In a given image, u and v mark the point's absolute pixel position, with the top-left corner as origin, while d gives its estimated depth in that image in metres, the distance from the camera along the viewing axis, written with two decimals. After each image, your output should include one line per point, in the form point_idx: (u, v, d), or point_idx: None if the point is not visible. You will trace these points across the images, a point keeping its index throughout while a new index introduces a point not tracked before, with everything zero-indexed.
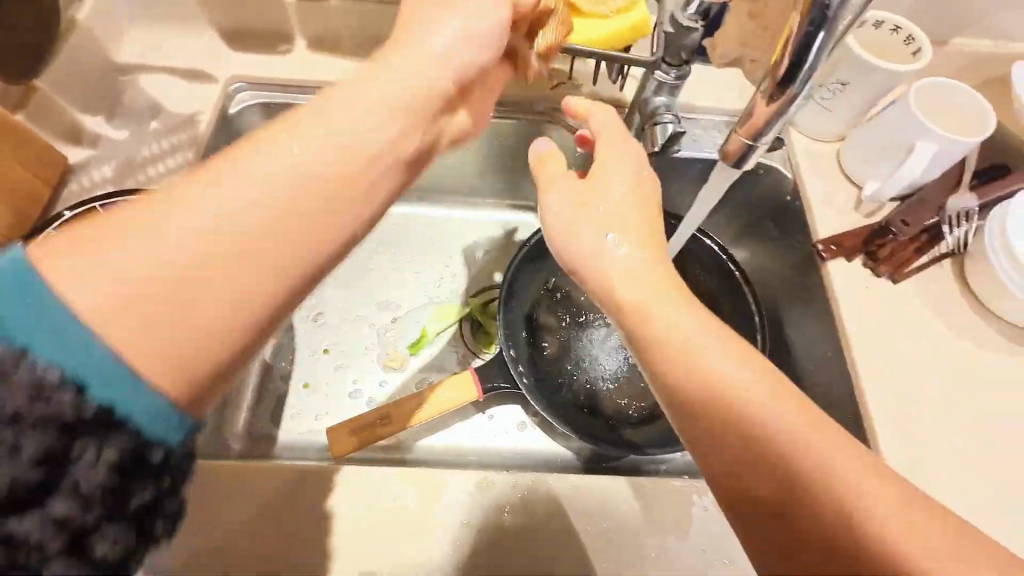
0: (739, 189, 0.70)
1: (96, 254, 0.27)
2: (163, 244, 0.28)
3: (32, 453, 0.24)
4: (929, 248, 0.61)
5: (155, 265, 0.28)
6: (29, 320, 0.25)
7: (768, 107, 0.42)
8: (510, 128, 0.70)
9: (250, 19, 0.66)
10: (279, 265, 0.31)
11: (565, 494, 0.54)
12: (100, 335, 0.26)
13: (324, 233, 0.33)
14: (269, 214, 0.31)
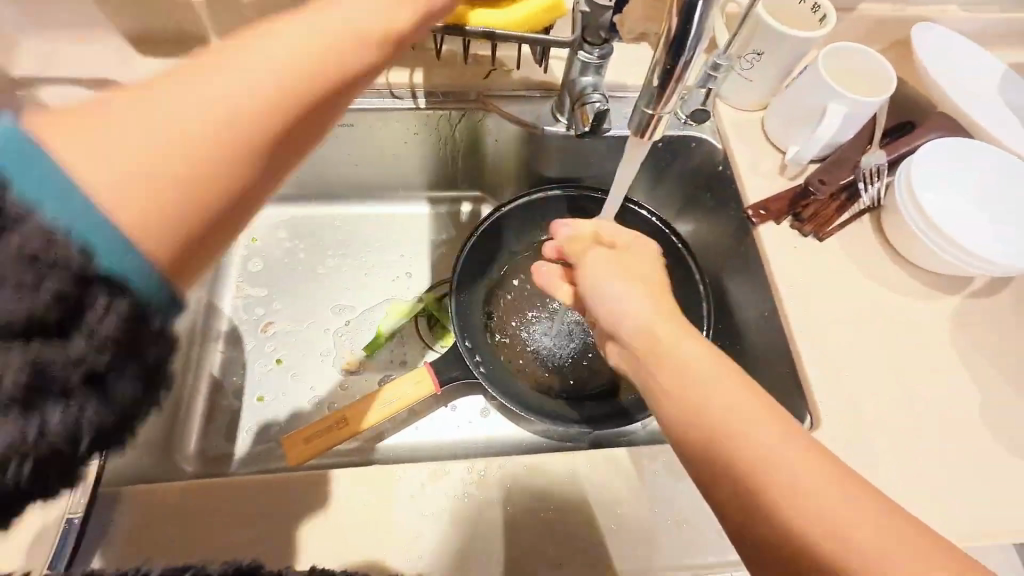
0: (675, 163, 0.69)
1: (94, 124, 0.24)
2: (136, 129, 0.24)
3: (18, 377, 0.22)
4: (849, 206, 0.59)
5: (143, 147, 0.24)
6: (29, 165, 0.22)
7: (660, 77, 0.36)
8: (443, 118, 0.67)
9: (157, 24, 0.64)
10: (214, 175, 0.25)
11: (521, 473, 0.49)
12: (119, 215, 0.23)
13: (221, 164, 0.26)
14: (200, 128, 0.25)
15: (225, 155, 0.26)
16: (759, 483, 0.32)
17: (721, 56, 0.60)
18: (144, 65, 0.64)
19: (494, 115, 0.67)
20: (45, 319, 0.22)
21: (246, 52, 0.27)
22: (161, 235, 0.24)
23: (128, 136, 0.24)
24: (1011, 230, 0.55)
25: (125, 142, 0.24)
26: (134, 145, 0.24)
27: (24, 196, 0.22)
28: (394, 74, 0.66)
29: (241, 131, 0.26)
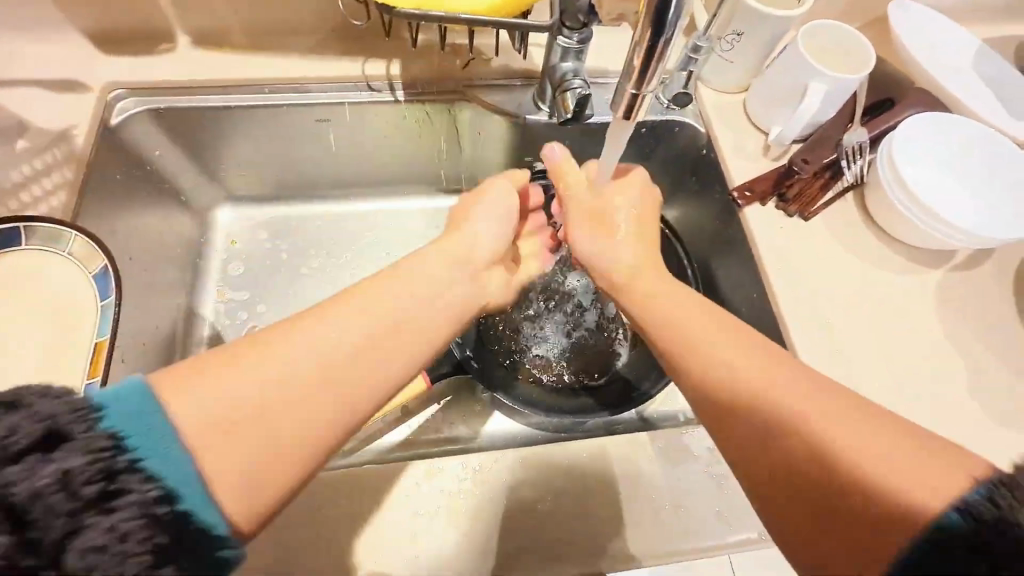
0: (659, 149, 0.69)
1: (220, 374, 0.32)
2: (264, 384, 0.33)
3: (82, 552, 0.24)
4: (833, 184, 0.59)
5: (262, 405, 0.32)
6: (151, 441, 0.28)
7: (642, 54, 0.34)
8: (423, 110, 0.65)
9: (120, 22, 0.61)
10: (316, 431, 0.34)
11: (515, 467, 0.49)
12: (211, 480, 0.30)
13: (330, 412, 0.34)
14: (307, 390, 0.34)
15: (283, 463, 0.32)
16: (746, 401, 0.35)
17: (702, 37, 0.58)
18: (107, 63, 0.61)
19: (475, 105, 0.65)
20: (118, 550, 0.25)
21: (332, 324, 0.36)
22: (239, 508, 0.31)
23: (263, 380, 0.33)
24: (992, 202, 0.55)
25: (229, 427, 0.31)
26: (221, 401, 0.31)
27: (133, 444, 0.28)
28: (370, 66, 0.64)
29: (291, 405, 0.33)
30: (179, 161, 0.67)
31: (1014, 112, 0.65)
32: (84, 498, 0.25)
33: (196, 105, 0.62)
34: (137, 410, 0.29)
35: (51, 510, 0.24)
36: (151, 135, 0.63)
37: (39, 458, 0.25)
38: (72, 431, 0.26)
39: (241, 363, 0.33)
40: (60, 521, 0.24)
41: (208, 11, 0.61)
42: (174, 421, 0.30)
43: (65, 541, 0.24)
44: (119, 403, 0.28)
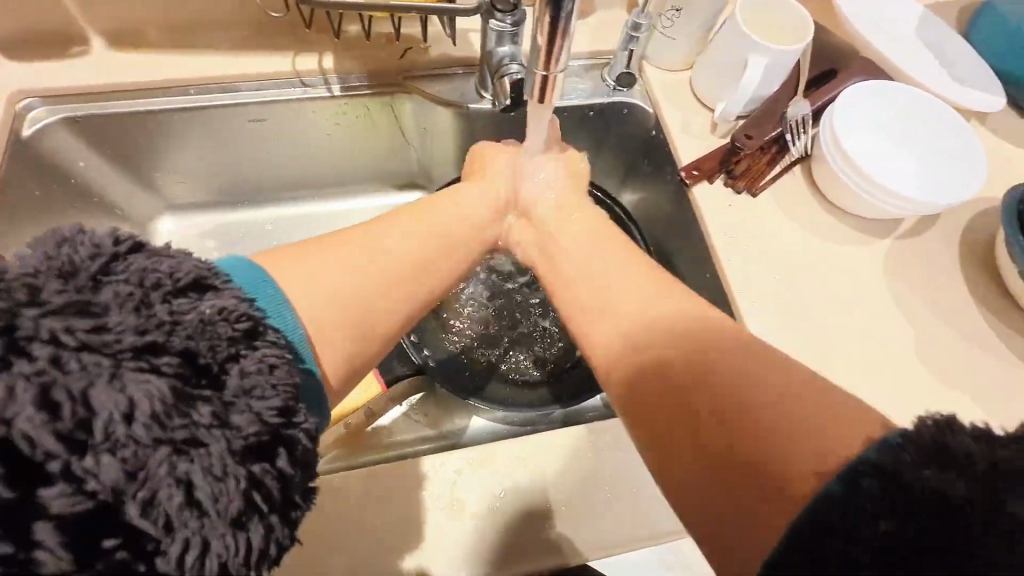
0: (609, 131, 0.67)
1: (299, 260, 0.39)
2: (326, 272, 0.39)
3: (247, 369, 0.30)
4: (779, 158, 0.59)
5: (331, 288, 0.39)
6: (268, 301, 0.35)
7: (543, 33, 0.32)
8: (362, 103, 0.63)
9: (24, 24, 0.57)
10: (363, 321, 0.40)
11: (467, 466, 0.45)
12: (313, 344, 0.37)
13: (370, 310, 0.40)
14: (359, 286, 0.40)
15: (355, 328, 0.39)
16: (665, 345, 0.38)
17: (641, 15, 0.58)
18: (15, 71, 0.57)
19: (415, 96, 0.63)
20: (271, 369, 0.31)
21: (380, 241, 0.44)
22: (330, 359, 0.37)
23: (331, 269, 0.40)
24: (934, 166, 0.56)
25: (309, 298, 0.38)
26: (308, 273, 0.39)
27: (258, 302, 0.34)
28: (301, 60, 0.61)
29: (362, 295, 0.40)
30: (111, 174, 0.64)
31: (954, 76, 0.65)
32: (237, 330, 0.30)
33: (122, 112, 0.59)
34: (253, 281, 0.35)
35: (215, 334, 0.30)
36: (73, 145, 0.59)
37: (196, 295, 0.30)
38: (213, 282, 0.31)
39: (313, 256, 0.40)
40: (222, 345, 0.30)
41: (121, 9, 0.58)
42: (281, 290, 0.36)
43: (227, 363, 0.30)
44: (234, 271, 0.35)
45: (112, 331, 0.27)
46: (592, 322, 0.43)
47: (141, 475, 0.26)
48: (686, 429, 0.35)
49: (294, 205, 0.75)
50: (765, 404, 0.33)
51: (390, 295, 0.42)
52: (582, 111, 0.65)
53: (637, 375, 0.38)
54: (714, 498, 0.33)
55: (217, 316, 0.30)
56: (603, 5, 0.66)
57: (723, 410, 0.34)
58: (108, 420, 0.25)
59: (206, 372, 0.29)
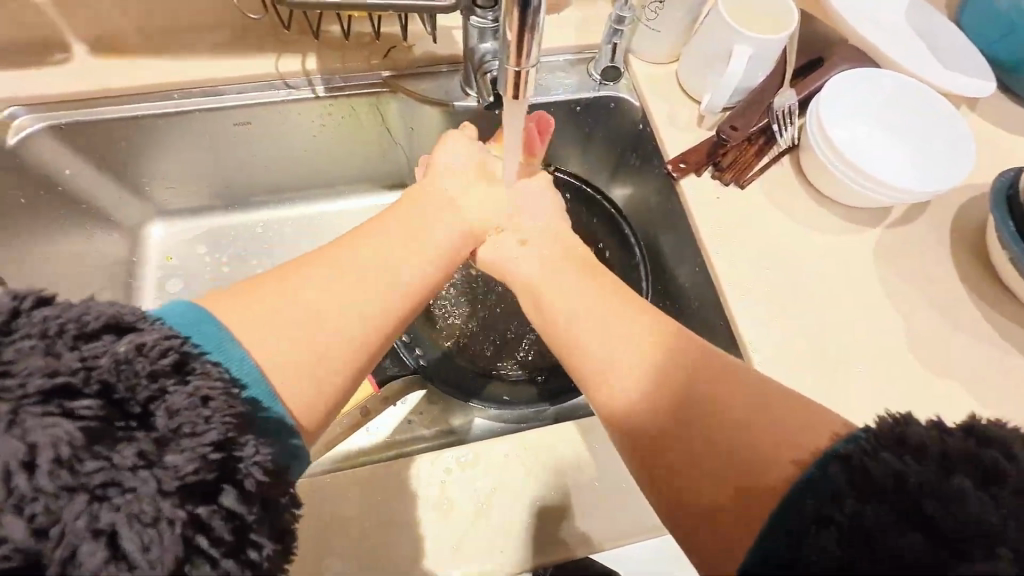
0: (597, 126, 0.67)
1: (297, 282, 0.40)
2: (326, 291, 0.40)
3: (178, 407, 0.29)
4: (767, 149, 0.58)
5: (331, 308, 0.40)
6: (208, 336, 0.34)
7: (512, 28, 0.32)
8: (349, 104, 0.63)
9: (6, 33, 0.57)
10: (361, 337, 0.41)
11: (456, 467, 0.45)
12: (266, 373, 0.36)
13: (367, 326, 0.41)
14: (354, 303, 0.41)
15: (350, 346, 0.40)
16: (655, 372, 0.38)
17: (623, 8, 0.57)
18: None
19: (400, 95, 0.63)
20: (205, 404, 0.30)
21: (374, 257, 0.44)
22: (293, 386, 0.37)
23: (328, 289, 0.41)
24: (923, 153, 0.55)
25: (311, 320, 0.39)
26: (297, 296, 0.39)
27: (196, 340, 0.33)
28: (284, 62, 0.61)
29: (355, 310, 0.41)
30: (99, 180, 0.64)
31: (943, 61, 0.64)
32: (160, 369, 0.29)
33: (106, 118, 0.58)
34: (190, 319, 0.34)
35: (135, 373, 0.29)
36: (59, 153, 0.59)
37: (110, 337, 0.29)
38: (133, 323, 0.30)
39: (308, 277, 0.41)
40: (145, 385, 0.29)
41: (103, 15, 0.58)
42: (225, 326, 0.35)
43: (152, 403, 0.29)
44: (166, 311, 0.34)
45: (16, 376, 0.26)
46: (590, 334, 0.42)
47: (57, 530, 0.25)
48: (685, 444, 0.35)
49: (282, 207, 0.75)
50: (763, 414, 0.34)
51: (379, 309, 0.42)
52: (569, 106, 0.64)
53: (638, 394, 0.38)
54: (709, 531, 0.33)
55: (139, 356, 0.29)
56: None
57: (713, 440, 0.34)
58: (10, 473, 0.25)
59: (131, 413, 0.29)
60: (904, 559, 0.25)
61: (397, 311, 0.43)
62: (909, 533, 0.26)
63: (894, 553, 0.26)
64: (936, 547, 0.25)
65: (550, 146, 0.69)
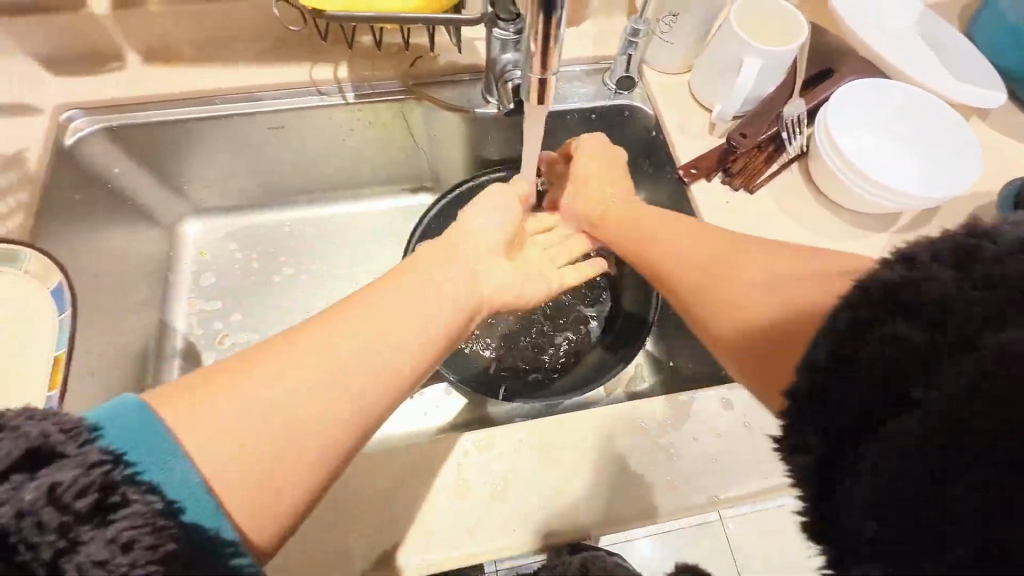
0: (612, 133, 0.70)
1: (329, 325, 0.38)
2: (365, 329, 0.39)
3: (91, 561, 0.25)
4: (776, 156, 0.60)
5: (363, 350, 0.38)
6: (150, 451, 0.29)
7: (537, 40, 0.35)
8: (376, 110, 0.67)
9: (66, 43, 0.62)
10: (390, 381, 0.39)
11: (470, 450, 0.47)
12: (215, 490, 0.31)
13: (399, 366, 0.39)
14: (384, 343, 0.39)
15: (373, 394, 0.38)
16: (692, 258, 0.47)
17: (639, 21, 0.60)
18: (57, 86, 0.62)
19: (424, 102, 0.66)
20: (122, 561, 0.26)
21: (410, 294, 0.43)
22: (254, 491, 0.33)
23: (364, 328, 0.39)
24: (931, 162, 0.57)
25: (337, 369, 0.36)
26: (320, 354, 0.37)
27: (135, 460, 0.29)
28: (318, 71, 0.65)
29: (371, 371, 0.38)
30: (142, 179, 0.68)
31: (953, 72, 0.66)
32: (74, 516, 0.26)
33: (152, 120, 0.63)
34: (131, 430, 0.29)
35: (40, 528, 0.25)
36: (108, 153, 0.64)
37: (20, 477, 0.25)
38: (53, 453, 0.26)
39: (344, 318, 0.39)
40: (49, 541, 0.25)
41: (154, 27, 0.63)
42: (173, 436, 0.30)
43: (64, 556, 0.25)
44: (107, 421, 0.29)
45: None
46: (657, 251, 0.50)
47: None
48: (722, 295, 0.42)
49: (309, 208, 0.79)
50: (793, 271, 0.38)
51: (414, 348, 0.40)
52: (585, 114, 0.67)
53: (680, 278, 0.47)
54: (758, 350, 0.37)
55: (45, 505, 0.25)
56: (605, 12, 0.69)
57: (741, 284, 0.41)
58: None
59: (37, 570, 0.25)
60: (901, 367, 0.24)
61: (416, 358, 0.40)
62: (892, 323, 0.25)
63: (889, 361, 0.24)
64: (932, 337, 0.24)
65: None
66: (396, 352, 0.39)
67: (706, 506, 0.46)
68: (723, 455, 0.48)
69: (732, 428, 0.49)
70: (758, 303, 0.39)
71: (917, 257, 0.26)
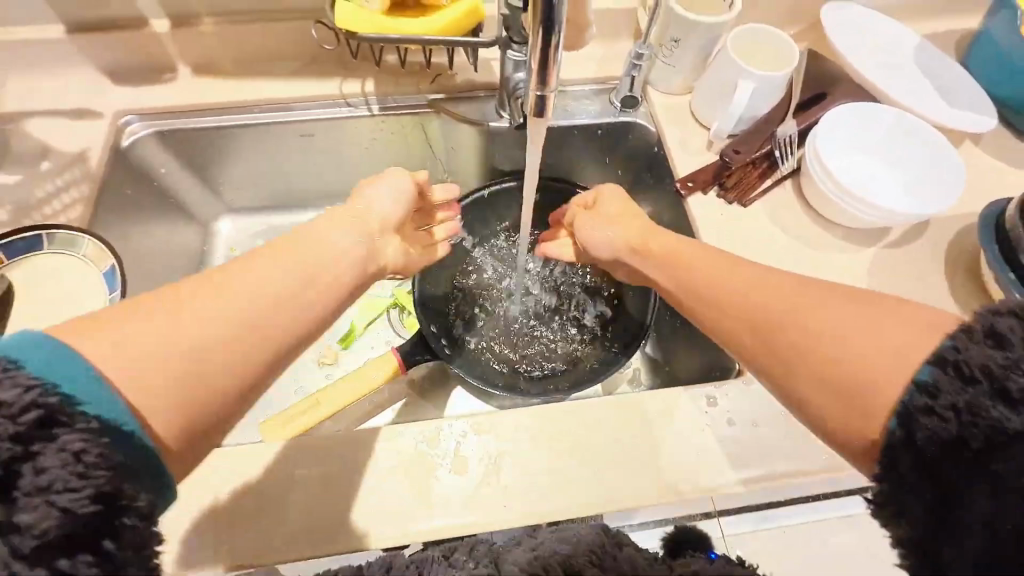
0: (617, 147, 0.74)
1: (253, 264, 0.40)
2: (284, 269, 0.41)
3: (44, 466, 0.27)
4: (769, 173, 0.64)
5: (289, 287, 0.40)
6: (73, 375, 0.29)
7: (538, 61, 0.39)
8: (399, 122, 0.73)
9: (126, 56, 0.69)
10: (315, 313, 0.41)
11: (467, 429, 0.50)
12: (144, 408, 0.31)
13: (324, 298, 0.42)
14: (309, 277, 0.42)
15: (302, 324, 0.40)
16: (743, 300, 0.43)
17: (641, 46, 0.65)
18: (117, 93, 0.69)
19: (443, 116, 0.72)
20: (78, 465, 0.28)
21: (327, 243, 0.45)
22: (186, 409, 0.33)
23: (287, 268, 0.41)
24: (913, 182, 0.60)
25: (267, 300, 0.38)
26: (241, 289, 0.38)
27: (59, 382, 0.29)
28: (348, 85, 0.72)
29: (268, 317, 0.38)
30: (185, 179, 0.75)
31: (945, 98, 0.69)
32: (19, 425, 0.27)
33: (198, 126, 0.70)
34: (49, 357, 0.29)
35: None
36: (157, 154, 0.71)
37: None
38: None
39: (266, 260, 0.41)
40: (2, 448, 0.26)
41: (205, 44, 0.70)
42: (92, 360, 0.30)
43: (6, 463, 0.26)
44: (22, 350, 0.29)
45: None
46: (716, 300, 0.45)
47: None
48: (779, 348, 0.38)
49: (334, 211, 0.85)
50: (878, 338, 0.34)
51: (332, 286, 0.43)
52: (591, 130, 0.72)
53: (730, 322, 0.43)
54: (831, 412, 0.35)
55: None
56: (613, 37, 0.74)
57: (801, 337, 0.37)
58: None
59: None
60: (987, 443, 0.28)
61: (335, 294, 0.43)
62: (994, 406, 0.28)
63: (978, 440, 0.28)
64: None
65: (573, 164, 0.77)
66: (318, 288, 0.42)
67: (692, 496, 0.48)
68: (708, 447, 0.50)
69: (718, 424, 0.51)
70: (827, 365, 0.35)
71: (1004, 334, 0.29)
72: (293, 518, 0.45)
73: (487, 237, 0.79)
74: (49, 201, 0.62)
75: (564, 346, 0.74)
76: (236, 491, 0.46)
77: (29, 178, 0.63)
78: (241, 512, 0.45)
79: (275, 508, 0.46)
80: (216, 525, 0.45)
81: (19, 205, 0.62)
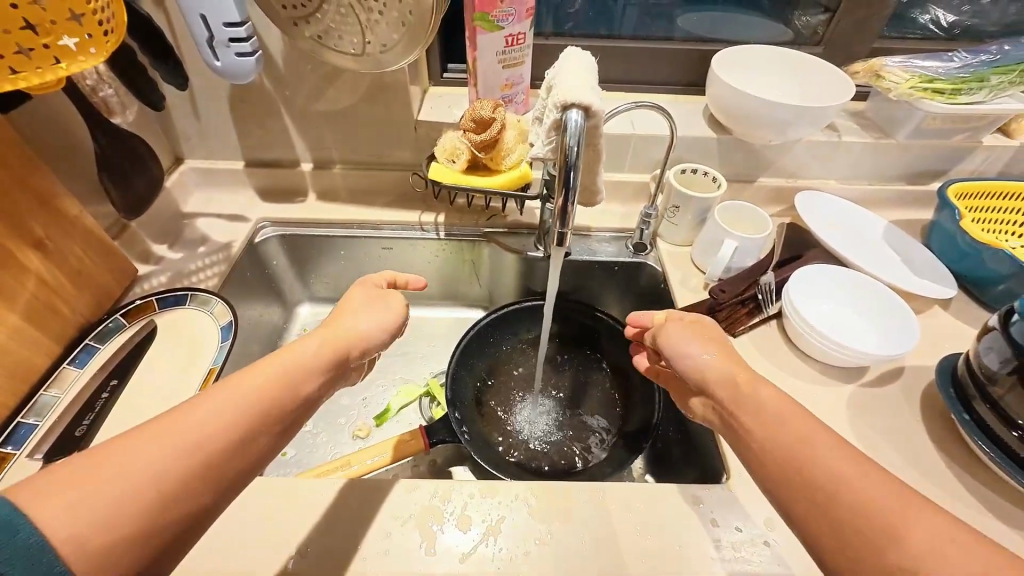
0: (630, 282, 0.91)
1: (104, 454, 0.36)
2: (160, 442, 0.38)
3: None
4: (756, 312, 0.76)
5: (135, 473, 0.36)
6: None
7: (560, 209, 0.56)
8: (459, 245, 0.94)
9: (277, 184, 0.97)
10: (143, 484, 0.36)
11: (475, 496, 0.57)
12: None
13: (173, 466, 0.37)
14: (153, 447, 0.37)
15: (132, 479, 0.35)
16: (782, 427, 0.45)
17: (650, 208, 0.85)
18: (265, 208, 0.95)
19: (493, 245, 0.93)
20: None
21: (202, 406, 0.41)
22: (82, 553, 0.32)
23: (153, 447, 0.37)
24: (881, 333, 0.71)
25: (103, 487, 0.34)
26: (113, 470, 0.35)
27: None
28: (425, 216, 0.95)
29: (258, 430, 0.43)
30: (288, 271, 0.96)
31: (911, 267, 0.82)
32: None
33: (312, 232, 0.93)
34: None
35: None
36: (275, 250, 0.93)
37: None
38: None
39: (107, 452, 0.36)
40: None
41: (332, 180, 0.97)
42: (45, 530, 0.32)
43: None
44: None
45: None
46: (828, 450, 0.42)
47: None
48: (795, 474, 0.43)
49: None
50: (891, 501, 0.38)
51: (172, 455, 0.37)
52: (609, 265, 0.89)
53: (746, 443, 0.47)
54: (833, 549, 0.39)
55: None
56: (631, 202, 0.96)
57: (834, 493, 0.40)
58: None
59: None
60: None
61: (165, 450, 0.37)
62: None
63: None
64: None
65: (593, 292, 0.93)
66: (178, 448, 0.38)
67: None
68: (696, 545, 0.54)
69: (704, 525, 0.55)
70: (845, 527, 0.39)
71: None
72: (320, 551, 0.52)
73: (514, 342, 0.93)
74: (200, 271, 0.83)
75: (571, 448, 0.81)
76: (279, 514, 0.54)
77: (187, 256, 0.84)
78: (280, 534, 0.53)
79: (303, 536, 0.53)
80: (256, 545, 0.52)
81: (174, 273, 0.82)
